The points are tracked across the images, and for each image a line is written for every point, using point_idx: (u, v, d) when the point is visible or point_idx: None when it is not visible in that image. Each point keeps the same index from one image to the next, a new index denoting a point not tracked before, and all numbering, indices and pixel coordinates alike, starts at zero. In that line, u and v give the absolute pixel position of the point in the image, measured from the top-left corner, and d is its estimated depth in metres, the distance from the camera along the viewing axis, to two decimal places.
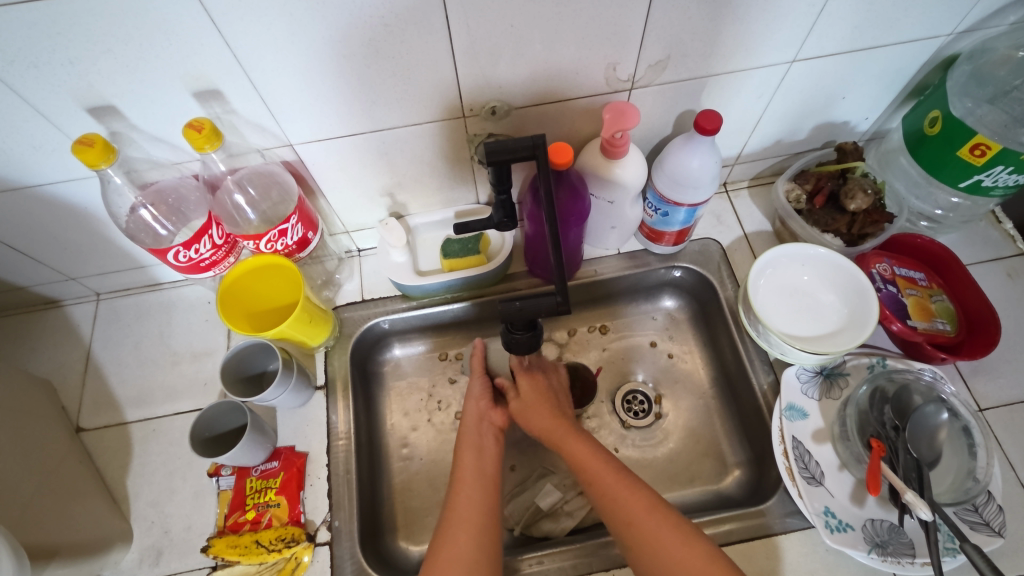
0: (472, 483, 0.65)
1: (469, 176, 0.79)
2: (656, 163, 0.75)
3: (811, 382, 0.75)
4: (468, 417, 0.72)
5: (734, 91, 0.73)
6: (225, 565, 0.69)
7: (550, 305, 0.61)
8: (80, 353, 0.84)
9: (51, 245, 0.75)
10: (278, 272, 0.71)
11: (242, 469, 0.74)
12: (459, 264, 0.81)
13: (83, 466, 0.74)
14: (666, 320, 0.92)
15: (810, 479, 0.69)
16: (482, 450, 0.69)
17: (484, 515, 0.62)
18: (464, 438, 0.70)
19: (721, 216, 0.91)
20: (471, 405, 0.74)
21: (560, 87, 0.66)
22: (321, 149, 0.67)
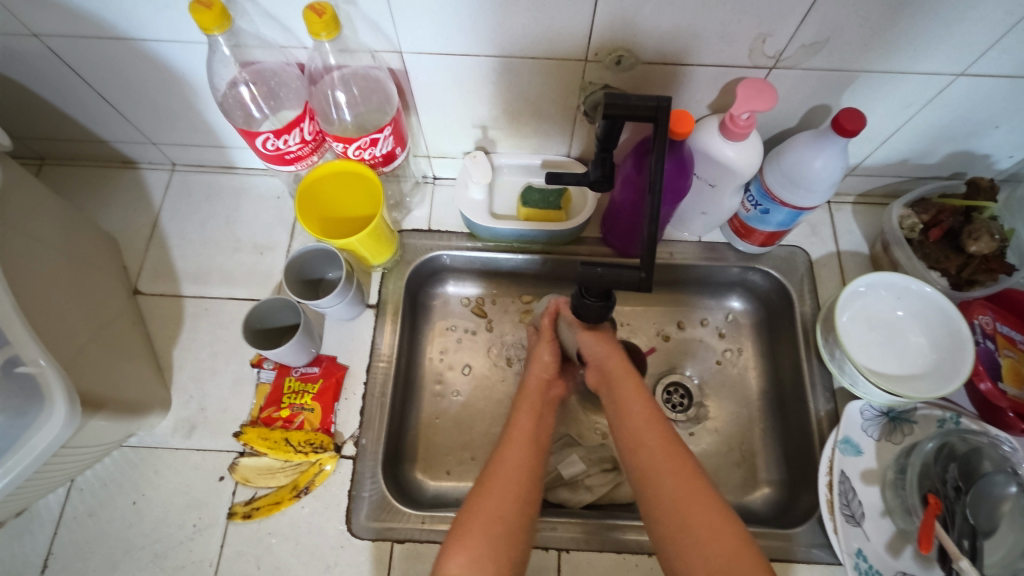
0: (521, 445, 0.61)
1: (568, 126, 0.74)
2: (772, 155, 0.69)
3: (873, 422, 0.71)
4: (532, 380, 0.69)
5: (880, 94, 0.66)
6: (253, 454, 0.71)
7: (632, 279, 0.57)
8: (148, 219, 0.85)
9: (141, 104, 0.74)
10: (358, 183, 0.68)
11: (283, 366, 0.75)
12: (536, 215, 0.78)
13: (135, 328, 0.76)
14: (729, 321, 0.88)
15: (849, 517, 0.66)
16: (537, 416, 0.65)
17: (528, 481, 0.59)
18: (522, 401, 0.66)
19: (816, 226, 0.85)
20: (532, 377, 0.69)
21: (698, 50, 0.61)
22: (430, 63, 0.64)
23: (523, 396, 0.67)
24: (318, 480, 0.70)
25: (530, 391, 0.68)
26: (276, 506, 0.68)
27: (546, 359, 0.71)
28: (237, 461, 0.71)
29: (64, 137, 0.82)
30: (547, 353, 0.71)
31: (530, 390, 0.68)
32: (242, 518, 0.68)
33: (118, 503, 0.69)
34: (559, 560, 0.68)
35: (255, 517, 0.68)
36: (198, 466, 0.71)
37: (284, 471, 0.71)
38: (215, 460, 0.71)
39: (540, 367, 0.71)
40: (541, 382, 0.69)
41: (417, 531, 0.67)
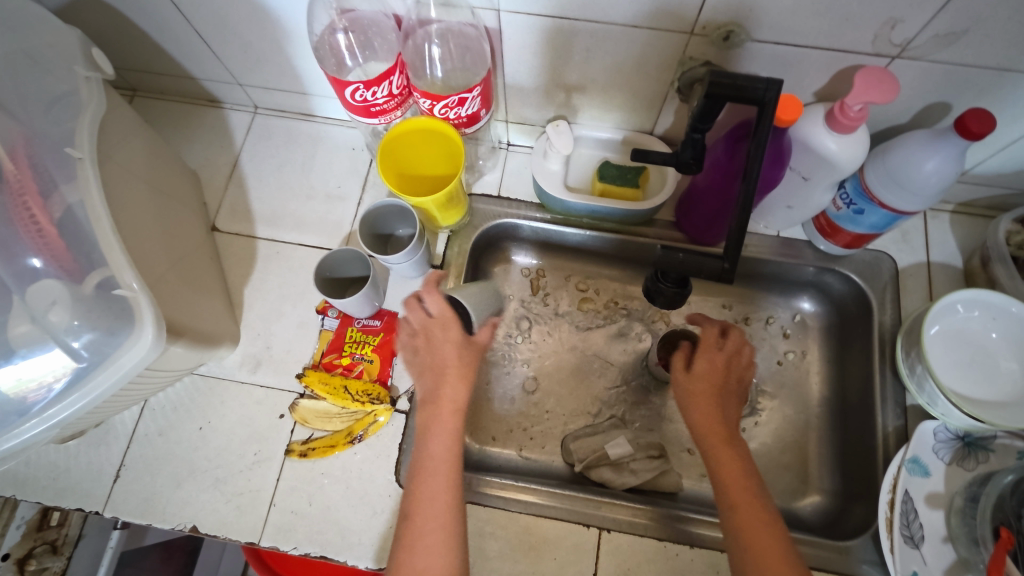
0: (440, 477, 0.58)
1: (658, 102, 0.71)
2: (877, 152, 0.64)
3: (947, 445, 0.67)
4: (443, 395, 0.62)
5: (1013, 95, 0.60)
6: (312, 397, 0.73)
7: (713, 268, 0.56)
8: (228, 159, 0.87)
9: (234, 44, 0.74)
10: (438, 142, 0.67)
11: (347, 316, 0.77)
12: (611, 192, 0.76)
13: (211, 264, 0.79)
14: (796, 322, 0.85)
15: (907, 539, 0.64)
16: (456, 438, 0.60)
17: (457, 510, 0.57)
18: (433, 427, 0.61)
19: (908, 233, 0.80)
20: (441, 386, 0.63)
21: (817, 31, 0.56)
22: (526, 24, 0.61)
23: (433, 423, 0.61)
24: (371, 430, 0.71)
25: (445, 414, 0.61)
26: (331, 449, 0.71)
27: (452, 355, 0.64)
28: (297, 402, 0.73)
29: (157, 71, 0.84)
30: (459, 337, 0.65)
31: (443, 403, 0.62)
32: (298, 455, 0.71)
33: (186, 427, 0.73)
34: (599, 538, 0.68)
35: (311, 457, 0.71)
36: (261, 402, 0.74)
37: (340, 417, 0.73)
38: (277, 398, 0.74)
39: (444, 369, 0.63)
40: (456, 393, 0.62)
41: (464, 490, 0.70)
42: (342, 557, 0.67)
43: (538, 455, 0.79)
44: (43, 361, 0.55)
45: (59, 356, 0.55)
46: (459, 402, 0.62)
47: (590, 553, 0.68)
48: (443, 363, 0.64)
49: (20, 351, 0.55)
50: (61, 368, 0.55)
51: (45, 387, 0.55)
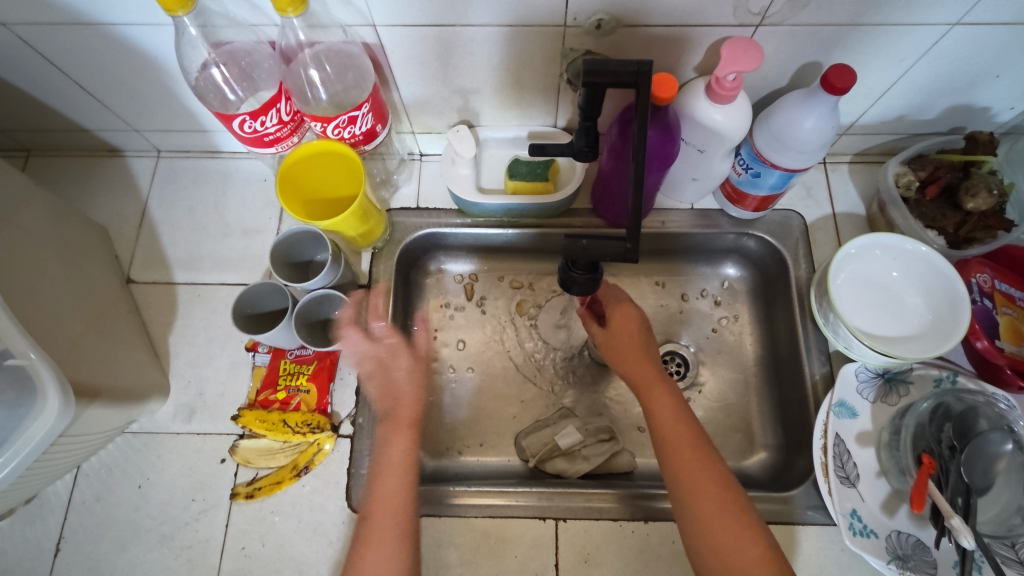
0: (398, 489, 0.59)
1: (553, 95, 0.73)
2: (762, 116, 0.67)
3: (869, 384, 0.70)
4: (404, 409, 0.65)
5: (873, 47, 0.64)
6: (253, 436, 0.72)
7: (617, 250, 0.58)
8: (136, 208, 0.85)
9: (119, 91, 0.73)
10: (339, 162, 0.67)
11: (278, 349, 0.75)
12: (523, 188, 0.77)
13: (130, 317, 0.77)
14: (724, 288, 0.88)
15: (843, 479, 0.66)
16: (411, 444, 0.63)
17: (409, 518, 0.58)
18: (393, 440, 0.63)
19: (812, 188, 0.83)
20: (397, 403, 0.66)
21: (681, 10, 0.58)
22: (405, 36, 0.62)
23: (393, 436, 0.63)
24: (317, 459, 0.71)
25: (401, 426, 0.64)
26: (278, 486, 0.70)
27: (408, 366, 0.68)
28: (237, 443, 0.72)
29: (46, 127, 0.81)
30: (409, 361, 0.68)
31: (399, 419, 0.65)
32: (245, 497, 0.70)
33: (125, 487, 0.71)
34: (557, 528, 0.69)
35: (258, 497, 0.69)
36: (200, 450, 0.72)
37: (283, 451, 0.72)
38: (216, 443, 0.73)
39: (400, 391, 0.67)
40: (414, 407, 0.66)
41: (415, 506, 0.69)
42: None
43: (492, 457, 0.80)
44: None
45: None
46: (413, 416, 0.65)
47: (550, 545, 0.68)
48: (394, 389, 0.67)
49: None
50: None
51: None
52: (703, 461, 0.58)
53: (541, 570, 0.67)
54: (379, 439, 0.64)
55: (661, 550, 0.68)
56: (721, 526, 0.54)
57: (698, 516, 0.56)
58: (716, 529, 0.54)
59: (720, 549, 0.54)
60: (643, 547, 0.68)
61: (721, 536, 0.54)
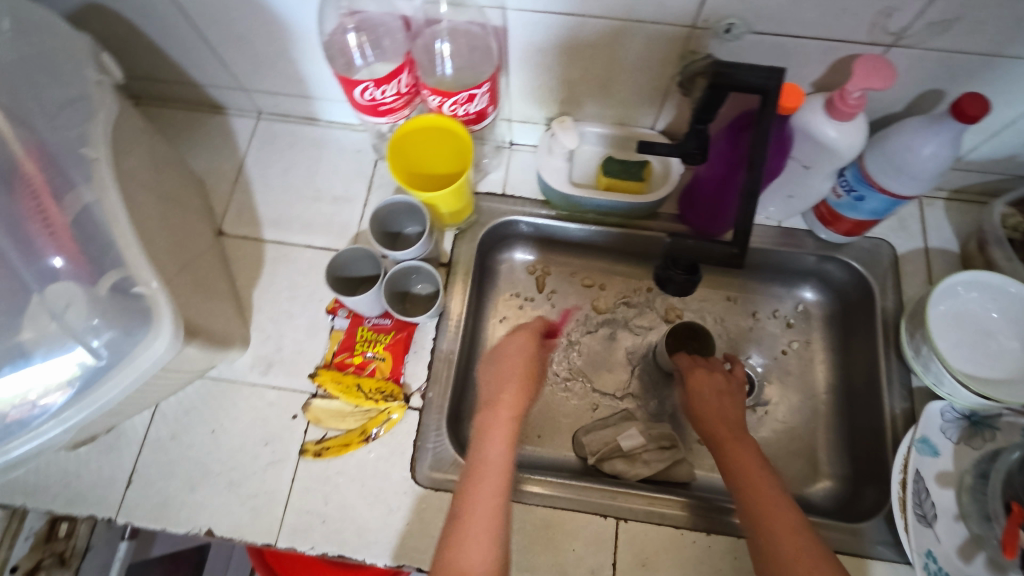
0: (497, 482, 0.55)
1: (659, 96, 0.73)
2: (874, 139, 0.66)
3: (954, 424, 0.68)
4: (506, 394, 0.62)
5: (1003, 81, 0.62)
6: (325, 396, 0.74)
7: (724, 254, 0.57)
8: (234, 164, 0.87)
9: (240, 49, 0.75)
10: (447, 139, 0.68)
11: (357, 316, 0.77)
12: (616, 185, 0.77)
13: (220, 267, 0.79)
14: (799, 311, 0.86)
15: (921, 518, 0.64)
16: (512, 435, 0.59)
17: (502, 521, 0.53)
18: (491, 425, 0.60)
19: (905, 220, 0.82)
20: (498, 393, 0.62)
21: (813, 22, 0.58)
22: (532, 23, 0.63)
23: (490, 421, 0.60)
24: (385, 427, 0.72)
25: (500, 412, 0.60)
26: (345, 448, 0.71)
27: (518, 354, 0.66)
28: (310, 402, 0.74)
29: (161, 78, 0.85)
30: (529, 352, 0.66)
31: (501, 404, 0.61)
32: (313, 455, 0.71)
33: (198, 430, 0.73)
34: (618, 528, 0.68)
35: (325, 456, 0.71)
36: (274, 403, 0.74)
37: (353, 415, 0.73)
38: (289, 399, 0.74)
39: (501, 375, 0.64)
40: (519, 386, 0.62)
41: None
42: (359, 556, 0.67)
43: (550, 449, 0.80)
44: (30, 376, 0.53)
45: (53, 371, 0.53)
46: (517, 403, 0.61)
47: (608, 544, 0.68)
48: (518, 368, 0.64)
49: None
50: (55, 383, 0.54)
51: (36, 402, 0.54)
52: (778, 502, 0.55)
53: (598, 568, 0.67)
54: (477, 424, 0.61)
55: (721, 565, 0.67)
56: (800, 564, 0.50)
57: (778, 557, 0.52)
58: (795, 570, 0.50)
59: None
60: (703, 559, 0.67)
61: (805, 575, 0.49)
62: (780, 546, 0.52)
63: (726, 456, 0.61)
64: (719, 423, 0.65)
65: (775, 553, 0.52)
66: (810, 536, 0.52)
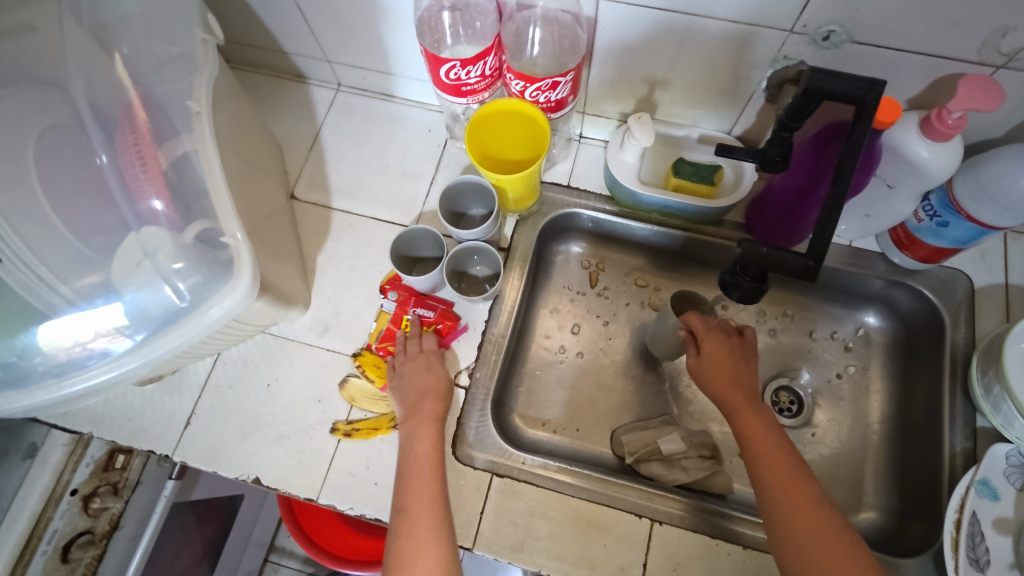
0: (429, 486, 0.61)
1: (741, 100, 0.71)
2: (966, 164, 0.64)
3: (1019, 470, 0.65)
4: (425, 405, 0.69)
5: None
6: (363, 379, 0.76)
7: (798, 265, 0.56)
8: (310, 132, 0.90)
9: (331, 21, 0.78)
10: (523, 125, 0.68)
11: (405, 303, 0.78)
12: (685, 188, 0.76)
13: (289, 229, 0.82)
14: (859, 336, 0.84)
15: (973, 562, 0.62)
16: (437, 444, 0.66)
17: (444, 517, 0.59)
18: (415, 435, 0.66)
19: (986, 253, 0.78)
20: (416, 405, 0.70)
21: (920, 35, 0.56)
22: (623, 15, 0.62)
23: (416, 431, 0.67)
24: None
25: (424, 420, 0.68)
26: (374, 432, 0.72)
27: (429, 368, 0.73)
28: (348, 379, 0.75)
29: (251, 43, 0.88)
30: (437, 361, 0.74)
31: (423, 414, 0.69)
32: (342, 435, 0.73)
33: (256, 382, 0.76)
34: (651, 530, 0.68)
35: (354, 437, 0.72)
36: (327, 364, 0.76)
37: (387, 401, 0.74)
38: (342, 363, 0.76)
39: (419, 389, 0.71)
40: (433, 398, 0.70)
41: (516, 469, 0.71)
42: None
43: (586, 444, 0.80)
44: (88, 319, 0.57)
45: (104, 316, 0.57)
46: (439, 412, 0.69)
47: (640, 544, 0.68)
48: (424, 383, 0.71)
49: (85, 301, 0.58)
50: (105, 328, 0.57)
51: (87, 346, 0.57)
52: (792, 473, 0.57)
53: (627, 566, 0.67)
54: (403, 437, 0.67)
55: None
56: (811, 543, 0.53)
57: (793, 535, 0.54)
58: (805, 539, 0.53)
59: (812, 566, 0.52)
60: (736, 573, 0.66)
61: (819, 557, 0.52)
62: (796, 525, 0.54)
63: (741, 426, 0.62)
64: (734, 392, 0.65)
65: (784, 525, 0.55)
66: (825, 516, 0.54)
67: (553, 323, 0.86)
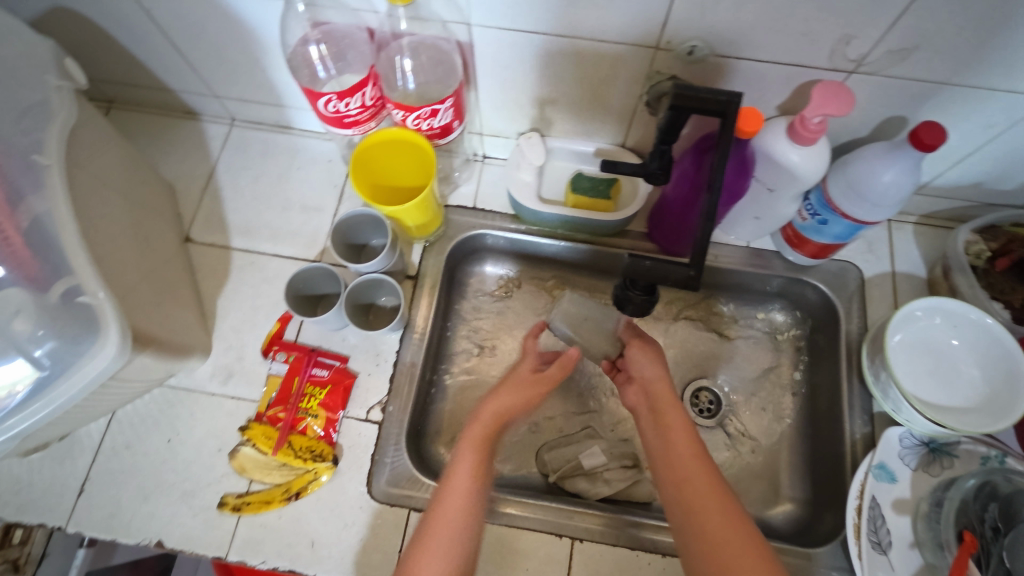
0: (465, 492, 0.55)
1: (627, 114, 0.73)
2: (837, 164, 0.66)
3: (912, 451, 0.68)
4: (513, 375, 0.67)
5: (964, 110, 0.63)
6: (254, 451, 0.71)
7: (680, 276, 0.56)
8: (204, 171, 0.87)
9: (211, 57, 0.75)
10: (409, 151, 0.68)
11: (297, 365, 0.74)
12: (584, 203, 0.77)
13: (185, 274, 0.78)
14: (767, 330, 0.85)
15: (875, 545, 0.65)
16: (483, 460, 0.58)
17: (471, 541, 0.54)
18: (491, 407, 0.63)
19: (873, 243, 0.82)
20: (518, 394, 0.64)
21: (775, 46, 0.58)
22: (498, 38, 0.63)
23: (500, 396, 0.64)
24: (310, 488, 0.69)
25: (509, 386, 0.65)
26: (266, 505, 0.68)
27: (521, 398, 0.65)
28: (238, 449, 0.71)
29: (133, 83, 0.84)
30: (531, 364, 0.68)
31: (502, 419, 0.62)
32: (231, 510, 0.68)
33: (155, 440, 0.72)
34: (572, 548, 0.68)
35: (244, 512, 0.68)
36: (231, 413, 0.73)
37: (280, 470, 0.70)
38: (247, 409, 0.73)
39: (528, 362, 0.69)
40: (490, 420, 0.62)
41: (434, 503, 0.68)
42: (311, 571, 0.66)
43: (511, 466, 0.78)
44: None
45: None
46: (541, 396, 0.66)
47: (562, 564, 0.68)
48: (532, 369, 0.68)
49: None
50: None
51: None
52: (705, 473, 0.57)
53: None
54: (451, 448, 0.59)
55: None
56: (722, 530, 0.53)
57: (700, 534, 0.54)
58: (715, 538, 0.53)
59: (716, 555, 0.52)
60: None
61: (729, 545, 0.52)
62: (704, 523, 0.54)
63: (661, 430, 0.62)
64: (663, 388, 0.65)
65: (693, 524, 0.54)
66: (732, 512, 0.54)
67: (471, 342, 0.84)
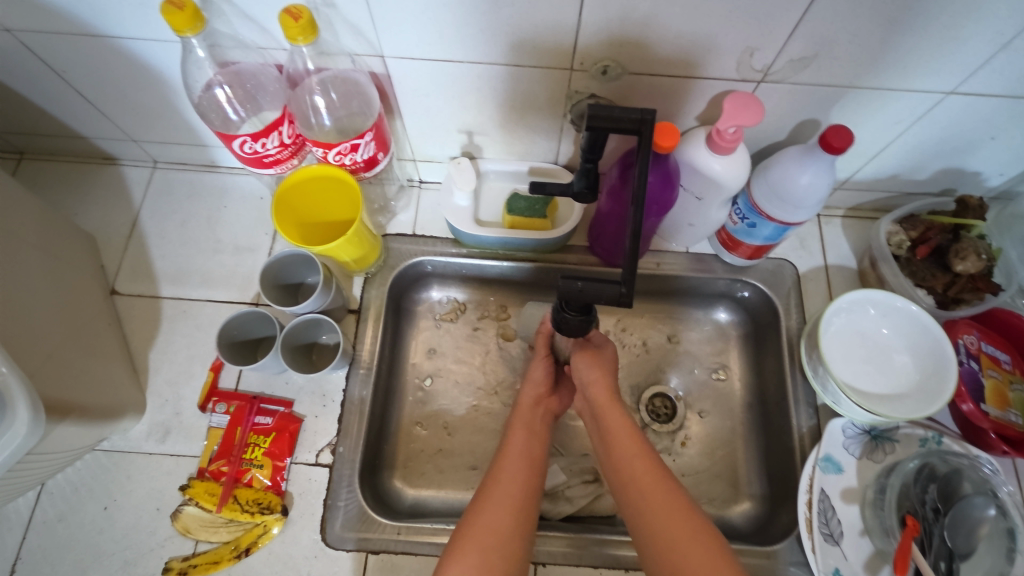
0: (517, 461, 0.61)
1: (554, 133, 0.73)
2: (760, 169, 0.68)
3: (855, 439, 0.71)
4: (524, 398, 0.70)
5: (872, 110, 0.65)
6: (199, 510, 0.68)
7: (612, 295, 0.55)
8: (127, 218, 0.83)
9: (120, 102, 0.72)
10: (337, 186, 0.67)
11: (239, 415, 0.71)
12: (521, 223, 0.77)
13: (111, 329, 0.75)
14: (714, 332, 0.87)
15: (827, 536, 0.66)
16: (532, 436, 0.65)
17: (528, 511, 0.57)
18: (516, 420, 0.67)
19: (805, 239, 0.84)
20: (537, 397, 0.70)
21: (685, 61, 0.59)
22: (414, 68, 0.62)
23: (517, 417, 0.68)
24: (261, 542, 0.67)
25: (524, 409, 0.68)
26: (215, 565, 0.65)
27: (539, 426, 0.67)
28: (181, 509, 0.68)
29: (42, 132, 0.80)
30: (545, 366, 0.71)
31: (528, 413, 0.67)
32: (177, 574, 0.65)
33: (90, 508, 0.68)
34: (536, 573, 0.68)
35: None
36: (171, 472, 0.70)
37: (227, 526, 0.67)
38: (188, 465, 0.70)
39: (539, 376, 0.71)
40: (524, 445, 0.63)
41: (393, 542, 0.66)
42: None
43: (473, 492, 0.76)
44: None
45: None
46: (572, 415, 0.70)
47: None
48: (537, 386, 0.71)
49: None
50: None
51: None
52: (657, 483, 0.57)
53: None
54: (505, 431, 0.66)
55: None
56: (677, 534, 0.52)
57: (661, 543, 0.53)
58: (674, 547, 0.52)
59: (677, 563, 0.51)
60: None
61: (683, 542, 0.52)
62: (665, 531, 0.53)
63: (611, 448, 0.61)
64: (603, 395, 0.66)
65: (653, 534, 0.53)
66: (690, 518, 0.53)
67: (423, 367, 0.82)
